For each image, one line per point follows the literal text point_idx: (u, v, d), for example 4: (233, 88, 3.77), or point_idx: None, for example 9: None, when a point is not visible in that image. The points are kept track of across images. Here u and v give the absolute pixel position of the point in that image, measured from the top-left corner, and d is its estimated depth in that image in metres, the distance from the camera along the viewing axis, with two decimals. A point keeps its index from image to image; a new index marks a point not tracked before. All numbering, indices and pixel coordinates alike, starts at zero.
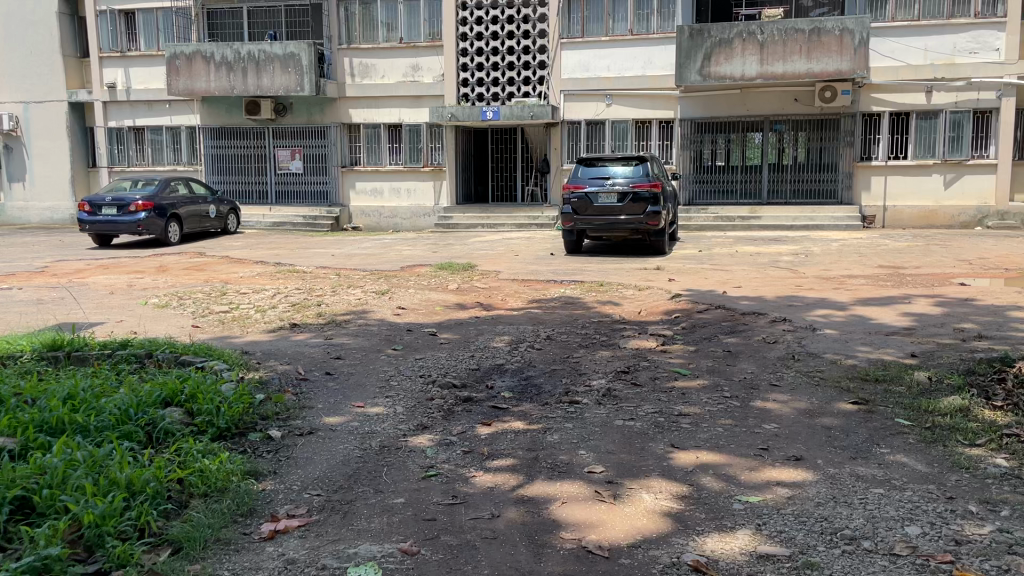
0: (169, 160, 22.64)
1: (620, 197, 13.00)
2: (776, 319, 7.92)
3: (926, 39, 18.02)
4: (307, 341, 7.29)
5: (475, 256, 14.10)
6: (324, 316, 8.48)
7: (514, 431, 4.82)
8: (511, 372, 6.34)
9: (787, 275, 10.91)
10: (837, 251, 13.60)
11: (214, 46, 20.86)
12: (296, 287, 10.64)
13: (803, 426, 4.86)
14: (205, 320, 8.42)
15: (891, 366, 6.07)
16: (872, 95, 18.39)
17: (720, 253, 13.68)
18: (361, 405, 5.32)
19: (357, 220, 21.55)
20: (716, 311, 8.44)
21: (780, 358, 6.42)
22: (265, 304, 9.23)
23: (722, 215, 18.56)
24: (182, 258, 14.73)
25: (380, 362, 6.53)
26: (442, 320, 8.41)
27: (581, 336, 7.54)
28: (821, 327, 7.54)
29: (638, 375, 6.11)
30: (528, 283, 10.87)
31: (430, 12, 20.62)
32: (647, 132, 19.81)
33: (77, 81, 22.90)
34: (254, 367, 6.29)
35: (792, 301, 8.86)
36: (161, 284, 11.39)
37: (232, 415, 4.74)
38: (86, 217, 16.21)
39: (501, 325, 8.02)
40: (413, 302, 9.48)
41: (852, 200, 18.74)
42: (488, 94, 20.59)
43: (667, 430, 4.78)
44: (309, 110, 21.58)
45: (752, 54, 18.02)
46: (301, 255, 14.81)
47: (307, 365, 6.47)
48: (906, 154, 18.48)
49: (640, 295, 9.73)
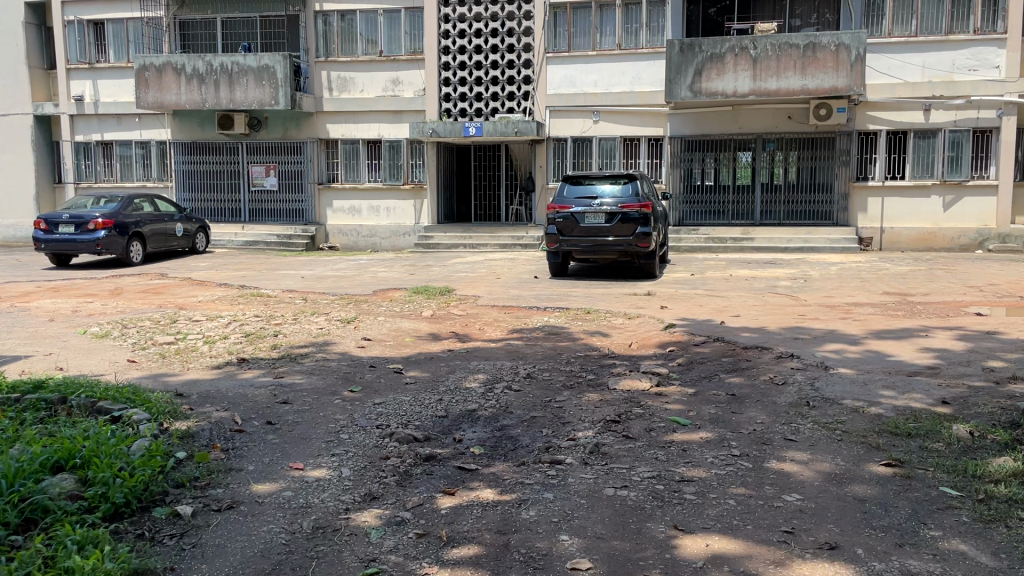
0: (138, 176, 21.72)
1: (608, 217, 12.21)
2: (782, 354, 7.11)
3: (923, 55, 17.44)
4: (254, 381, 6.40)
5: (453, 279, 13.27)
6: (279, 349, 7.59)
7: (482, 505, 3.96)
8: (484, 421, 5.48)
9: (788, 303, 10.15)
10: (837, 276, 12.85)
11: (186, 57, 19.98)
12: (256, 313, 9.75)
13: (831, 497, 4.03)
14: (143, 353, 7.51)
15: (923, 416, 5.25)
16: (868, 113, 17.73)
17: (713, 277, 12.90)
18: (300, 468, 4.44)
19: (333, 240, 20.74)
20: (714, 345, 7.62)
21: (793, 405, 5.59)
22: (216, 335, 8.33)
23: (713, 236, 17.83)
24: (141, 279, 13.82)
25: (332, 408, 5.65)
26: (410, 353, 7.53)
27: (565, 374, 6.69)
28: (833, 364, 6.73)
29: (629, 425, 5.26)
30: (508, 309, 10.01)
31: (411, 25, 19.90)
32: (636, 150, 19.09)
33: (43, 93, 21.98)
34: (185, 416, 5.40)
35: (798, 333, 8.06)
36: (108, 309, 10.46)
37: (133, 486, 3.86)
38: (43, 235, 15.34)
39: (475, 360, 7.15)
40: (381, 332, 8.58)
41: (848, 222, 18.05)
42: (471, 110, 19.82)
43: (668, 503, 3.92)
44: (285, 125, 20.76)
45: (745, 69, 17.35)
46: (269, 278, 13.94)
47: (246, 412, 5.57)
48: (904, 174, 17.81)
49: (630, 324, 8.89)
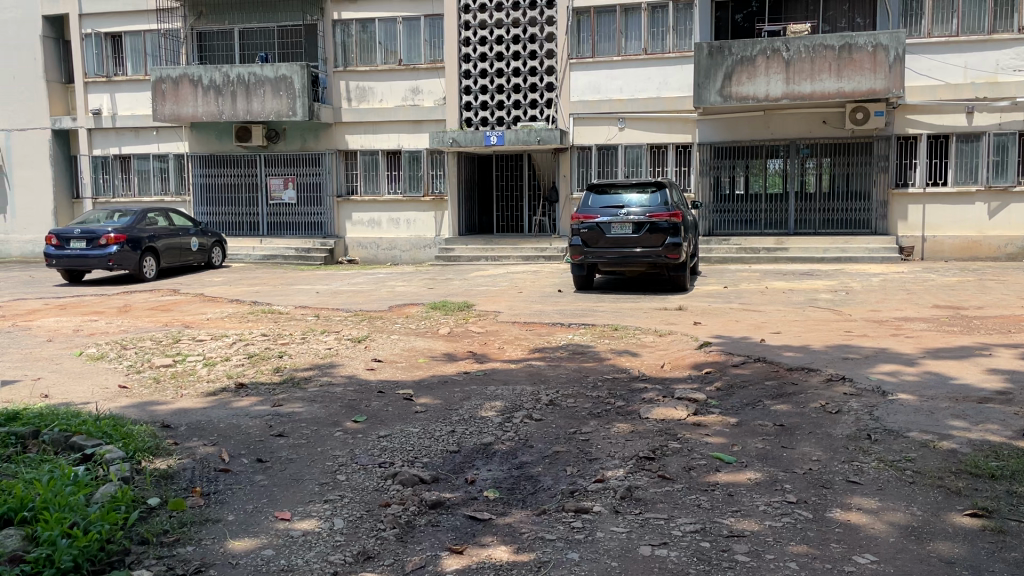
0: (156, 190, 21.42)
1: (635, 227, 11.58)
2: (832, 377, 6.43)
3: (965, 56, 16.63)
4: (249, 410, 5.83)
5: (473, 293, 12.69)
6: (282, 373, 7.03)
7: (495, 568, 3.36)
8: (501, 457, 4.87)
9: (832, 318, 9.45)
10: (880, 288, 12.10)
11: (203, 69, 19.66)
12: (263, 332, 9.21)
13: (911, 559, 3.39)
14: (136, 378, 6.99)
15: (1005, 452, 4.56)
16: (907, 116, 16.96)
17: (748, 290, 12.19)
18: (286, 519, 3.84)
19: (353, 253, 20.29)
20: (756, 366, 6.95)
21: (852, 439, 4.93)
22: (218, 356, 7.80)
23: (745, 246, 17.14)
24: (153, 296, 13.38)
25: (331, 442, 5.06)
26: (423, 376, 6.93)
27: (592, 401, 6.06)
28: (891, 389, 6.04)
29: (665, 464, 4.63)
30: (530, 326, 9.39)
31: (431, 32, 19.43)
32: (663, 158, 18.43)
33: (62, 107, 21.82)
34: (167, 453, 4.84)
35: (847, 352, 7.36)
36: (112, 328, 10.00)
37: (86, 546, 3.31)
38: (54, 251, 14.95)
39: (493, 385, 6.54)
40: (393, 352, 8.01)
41: (888, 230, 17.25)
42: (493, 118, 19.31)
43: (716, 568, 3.30)
44: (303, 136, 20.39)
45: (778, 73, 16.66)
46: (283, 294, 13.46)
47: (235, 447, 5.00)
48: (946, 180, 16.97)
49: (661, 342, 8.23)
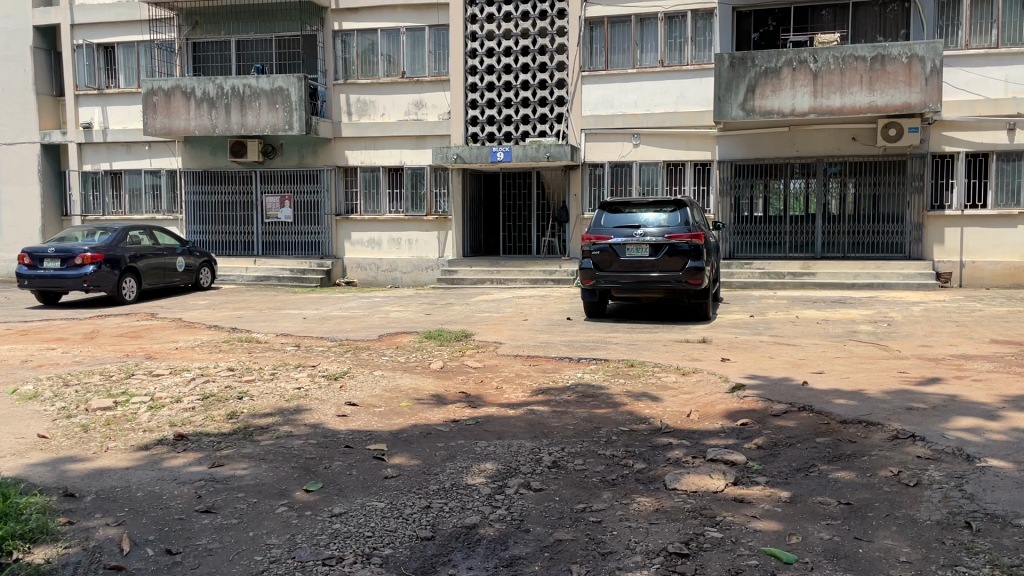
0: (147, 208, 20.47)
1: (652, 249, 10.48)
2: (898, 434, 5.24)
3: (1006, 68, 15.48)
4: (181, 472, 4.70)
5: (474, 321, 11.57)
6: (236, 420, 5.89)
7: None
8: (486, 547, 3.73)
9: (880, 354, 8.26)
10: (924, 319, 10.89)
11: (196, 81, 18.76)
12: (230, 366, 8.09)
13: None
14: (64, 425, 5.87)
15: None
16: (943, 133, 15.82)
17: (778, 320, 11.04)
18: None
19: (351, 274, 19.23)
20: (801, 417, 5.78)
21: (949, 531, 3.74)
22: (168, 396, 6.67)
23: (769, 271, 16.01)
24: (127, 320, 12.32)
25: (269, 523, 3.93)
26: (402, 426, 5.78)
27: (604, 463, 4.90)
28: (978, 451, 4.86)
29: (702, 564, 3.48)
30: (534, 361, 8.26)
31: (436, 44, 18.52)
32: (680, 176, 17.35)
33: (51, 121, 20.93)
34: (52, 538, 3.73)
35: (909, 400, 6.15)
36: (66, 359, 8.90)
37: None
38: (26, 271, 13.95)
39: (485, 440, 5.38)
40: (372, 392, 6.86)
41: (923, 255, 16.05)
42: (500, 134, 18.28)
43: None
44: (301, 151, 19.40)
45: (805, 86, 15.56)
46: (268, 319, 12.38)
47: (145, 527, 3.88)
48: (985, 201, 15.80)
49: (685, 383, 7.06)
